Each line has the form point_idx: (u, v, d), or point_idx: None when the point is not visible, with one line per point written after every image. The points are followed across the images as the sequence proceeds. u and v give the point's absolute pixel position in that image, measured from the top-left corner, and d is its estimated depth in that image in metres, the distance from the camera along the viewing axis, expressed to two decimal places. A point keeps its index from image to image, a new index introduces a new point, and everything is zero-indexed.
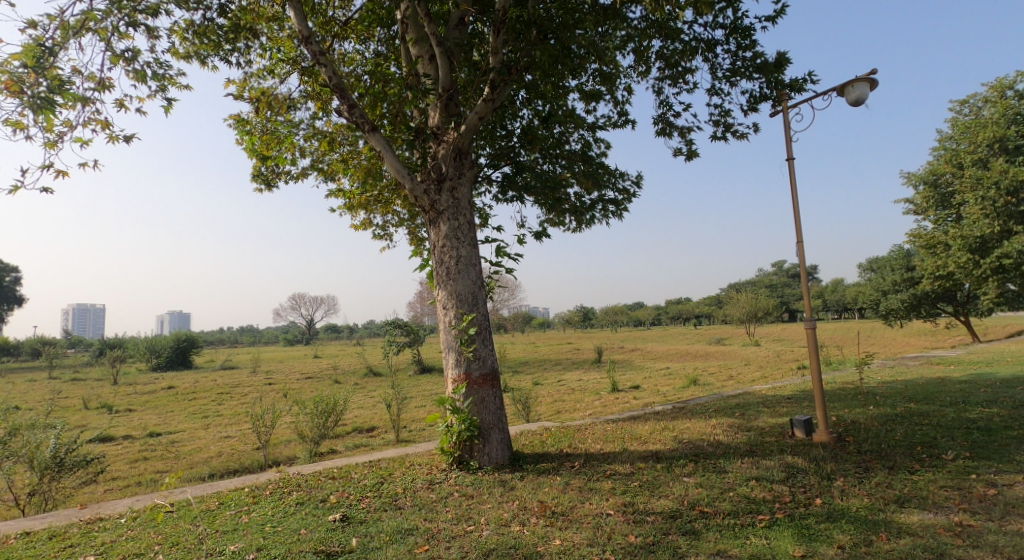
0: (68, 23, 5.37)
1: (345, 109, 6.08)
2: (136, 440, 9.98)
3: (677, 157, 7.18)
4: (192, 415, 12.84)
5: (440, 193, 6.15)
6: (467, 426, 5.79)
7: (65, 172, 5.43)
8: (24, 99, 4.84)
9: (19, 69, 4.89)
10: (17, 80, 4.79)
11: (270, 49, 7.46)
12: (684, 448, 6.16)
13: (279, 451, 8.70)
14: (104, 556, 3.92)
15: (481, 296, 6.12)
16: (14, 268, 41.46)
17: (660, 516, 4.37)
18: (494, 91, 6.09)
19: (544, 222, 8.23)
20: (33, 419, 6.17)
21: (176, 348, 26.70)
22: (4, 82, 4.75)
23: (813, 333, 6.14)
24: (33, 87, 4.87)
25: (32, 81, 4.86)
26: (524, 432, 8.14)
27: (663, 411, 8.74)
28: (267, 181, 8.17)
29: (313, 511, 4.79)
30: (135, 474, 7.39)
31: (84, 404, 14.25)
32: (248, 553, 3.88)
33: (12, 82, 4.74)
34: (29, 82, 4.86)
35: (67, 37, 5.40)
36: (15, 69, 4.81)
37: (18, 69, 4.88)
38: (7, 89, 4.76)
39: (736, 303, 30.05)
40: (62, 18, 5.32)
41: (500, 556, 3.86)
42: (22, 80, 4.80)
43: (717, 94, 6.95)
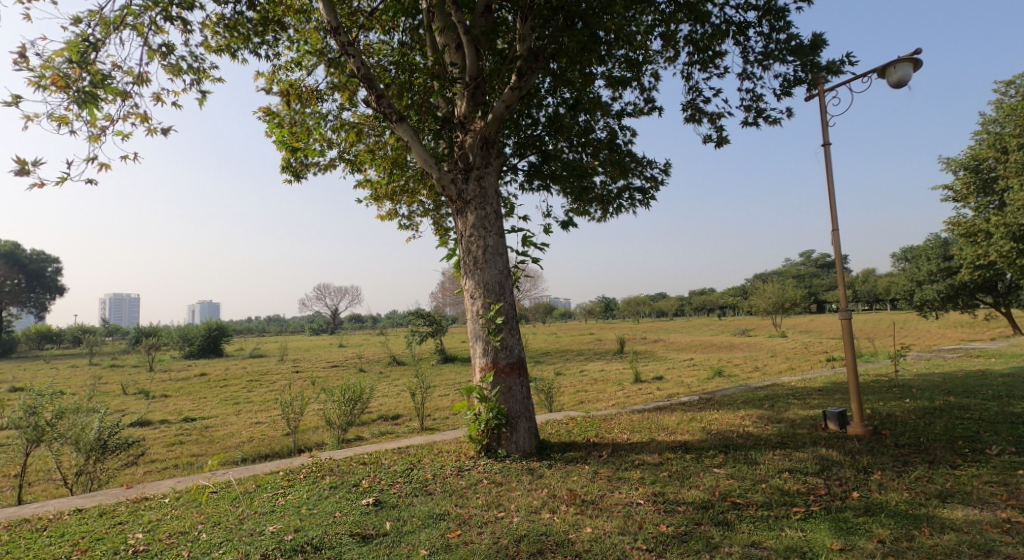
0: (108, 19, 5.48)
1: (372, 100, 6.08)
2: (172, 425, 10.31)
3: (707, 144, 7.01)
4: (224, 401, 13.18)
5: (467, 183, 6.14)
6: (495, 414, 5.83)
7: (107, 165, 5.56)
8: (69, 94, 4.95)
9: (64, 66, 5.01)
10: (62, 75, 4.91)
11: (298, 41, 7.53)
12: (713, 439, 6.08)
13: (308, 437, 8.89)
14: (151, 534, 4.04)
15: (509, 286, 6.10)
16: (54, 259, 42.97)
17: (691, 507, 4.33)
18: (521, 79, 6.04)
19: (569, 211, 8.17)
20: (76, 402, 6.38)
21: (207, 336, 27.29)
22: (51, 77, 4.87)
23: (848, 324, 5.97)
24: (77, 82, 4.99)
25: (77, 76, 4.98)
26: (550, 421, 8.16)
27: (689, 402, 8.66)
28: (296, 173, 8.27)
29: (346, 495, 4.88)
30: (172, 457, 7.64)
31: (122, 389, 14.76)
32: (286, 534, 3.97)
33: (58, 78, 4.85)
34: (73, 78, 4.97)
35: (107, 32, 5.51)
36: (60, 65, 4.93)
37: (63, 65, 5.00)
38: (53, 84, 4.87)
39: (762, 294, 29.44)
40: (102, 14, 5.42)
41: (531, 542, 3.89)
42: (66, 76, 4.91)
43: (749, 78, 6.75)
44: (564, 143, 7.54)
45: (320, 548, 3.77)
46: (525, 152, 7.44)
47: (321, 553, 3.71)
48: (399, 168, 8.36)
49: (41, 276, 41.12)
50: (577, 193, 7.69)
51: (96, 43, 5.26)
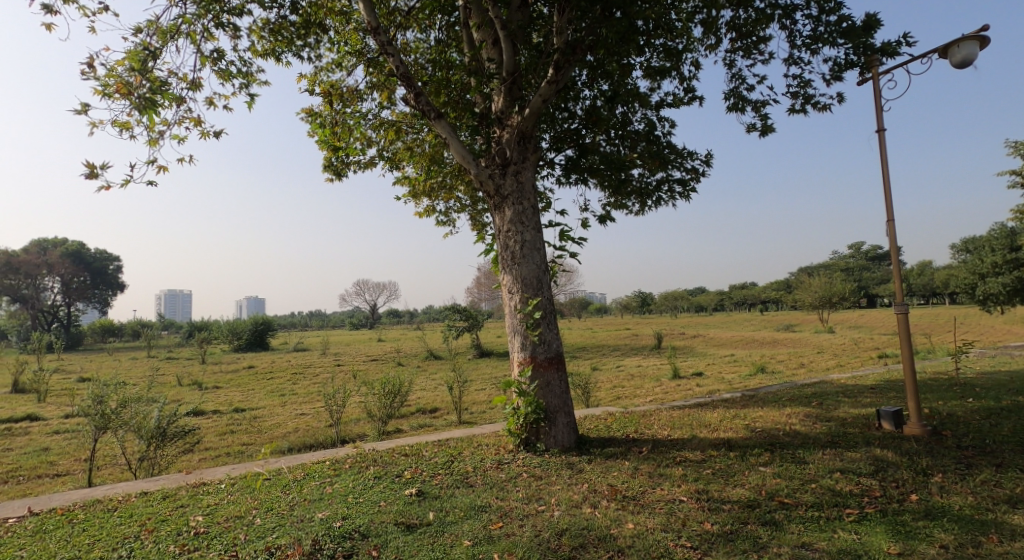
0: (164, 28, 5.70)
1: (411, 97, 6.15)
2: (224, 415, 10.72)
3: (751, 133, 6.79)
4: (270, 393, 13.64)
5: (504, 177, 6.15)
6: (534, 408, 5.83)
7: (164, 169, 5.80)
8: (132, 100, 5.19)
9: (126, 73, 5.25)
10: (125, 83, 5.14)
11: (338, 43, 7.68)
12: (758, 437, 5.93)
13: (350, 428, 9.10)
14: (210, 517, 4.22)
15: (547, 280, 6.09)
16: (116, 258, 45.24)
17: (737, 505, 4.24)
18: (558, 72, 5.98)
19: (607, 205, 8.07)
20: (138, 392, 6.71)
21: (254, 330, 28.27)
22: (115, 85, 5.11)
23: (905, 318, 5.69)
24: (138, 89, 5.22)
25: (138, 83, 5.21)
26: (588, 416, 8.10)
27: (732, 399, 8.47)
28: (338, 171, 8.45)
29: (390, 485, 4.98)
30: (225, 445, 7.96)
31: (177, 380, 15.44)
32: (334, 520, 4.07)
33: (121, 85, 5.09)
34: (134, 85, 5.20)
35: (163, 40, 5.73)
36: (122, 73, 5.16)
37: (125, 73, 5.25)
38: (117, 91, 5.12)
39: (809, 288, 28.46)
40: (158, 23, 5.65)
41: (573, 535, 3.89)
42: (128, 83, 5.15)
43: (796, 63, 6.50)
44: (601, 136, 7.44)
45: (367, 535, 3.86)
46: (562, 146, 7.40)
47: (368, 541, 3.79)
48: (437, 165, 8.44)
49: (104, 273, 43.30)
50: (615, 186, 7.59)
51: (155, 51, 5.49)
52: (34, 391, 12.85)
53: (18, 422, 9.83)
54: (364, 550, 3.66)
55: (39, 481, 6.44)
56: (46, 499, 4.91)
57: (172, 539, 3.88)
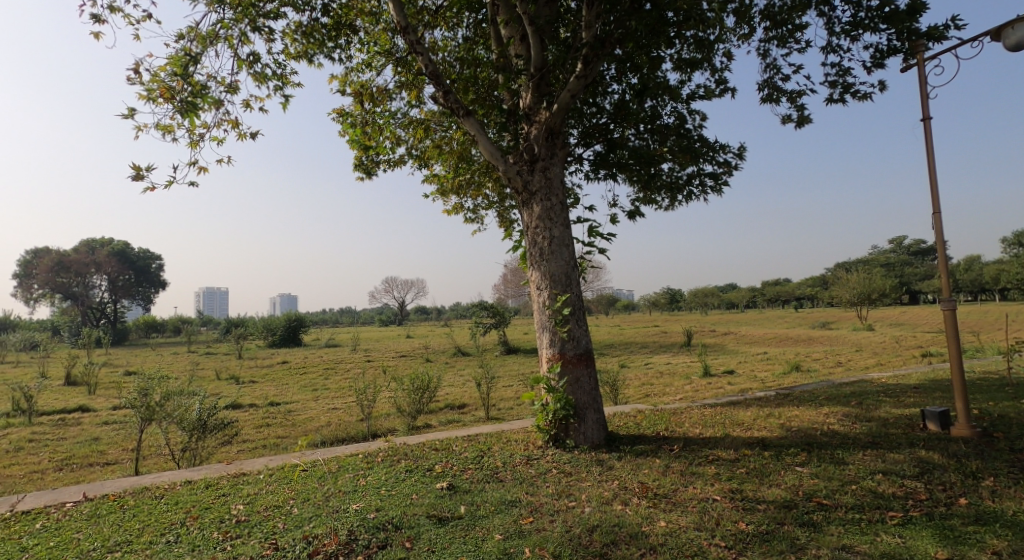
0: (203, 34, 5.86)
1: (440, 95, 6.18)
2: (260, 408, 11.00)
3: (786, 124, 6.58)
4: (304, 387, 13.94)
5: (532, 174, 6.14)
6: (563, 405, 5.81)
7: (204, 170, 5.98)
8: (174, 104, 5.36)
9: (169, 78, 5.42)
10: (168, 87, 5.31)
11: (368, 43, 7.77)
12: (794, 436, 5.80)
13: (381, 423, 9.23)
14: (251, 506, 4.34)
15: (575, 277, 6.06)
16: (158, 256, 46.82)
17: (773, 505, 4.16)
18: (586, 66, 5.91)
19: (636, 200, 7.97)
20: (180, 385, 6.94)
21: (288, 326, 28.90)
22: (158, 90, 5.28)
23: (952, 315, 5.48)
24: (181, 93, 5.38)
25: (180, 87, 5.37)
26: (617, 414, 8.05)
27: (766, 398, 8.29)
28: (368, 170, 8.56)
29: (422, 478, 5.05)
30: (261, 438, 8.17)
31: (216, 375, 15.93)
32: (368, 512, 4.14)
33: (165, 89, 5.26)
34: (177, 89, 5.37)
35: (203, 46, 5.89)
36: (165, 78, 5.34)
37: (168, 78, 5.41)
38: (160, 95, 5.28)
39: (846, 284, 27.65)
40: (198, 29, 5.80)
41: (604, 532, 3.87)
42: (171, 87, 5.31)
43: (835, 51, 6.31)
44: (630, 130, 7.35)
45: (400, 527, 3.92)
46: (590, 141, 7.34)
47: (401, 533, 3.84)
48: (465, 162, 8.48)
49: (147, 271, 44.73)
50: (644, 181, 7.49)
51: (195, 56, 5.65)
52: (84, 384, 13.42)
53: (69, 413, 10.28)
54: (397, 541, 3.71)
55: (90, 469, 6.72)
56: (98, 486, 5.12)
57: (216, 526, 4.00)
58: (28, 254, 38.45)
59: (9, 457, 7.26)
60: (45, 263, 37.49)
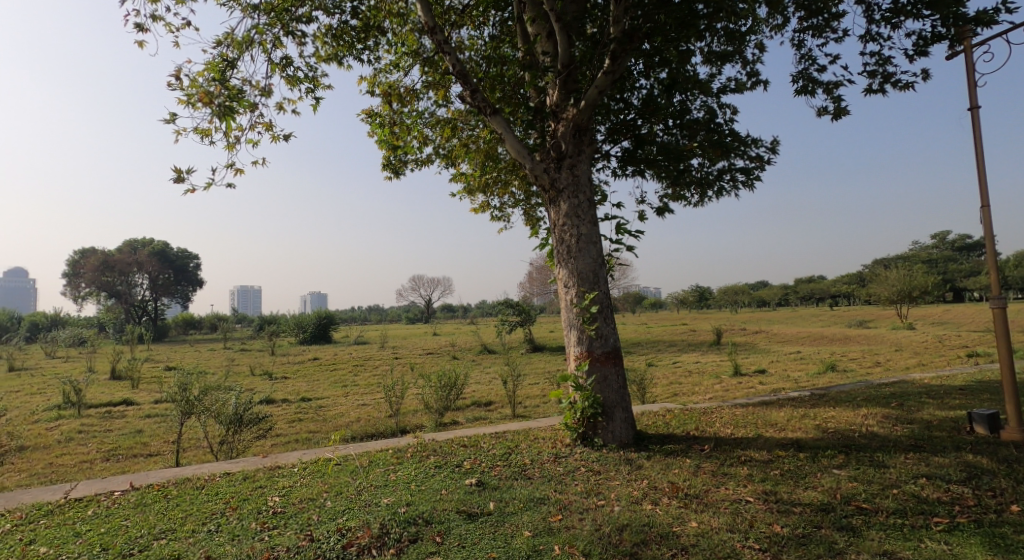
0: (239, 40, 5.99)
1: (467, 94, 6.20)
2: (292, 404, 11.24)
3: (822, 116, 6.39)
4: (334, 383, 14.18)
5: (559, 172, 6.11)
6: (591, 403, 5.78)
7: (240, 171, 6.12)
8: (213, 108, 5.51)
9: (207, 83, 5.56)
10: (206, 92, 5.45)
11: (395, 44, 7.83)
12: (831, 438, 5.66)
13: (409, 419, 9.33)
14: (286, 498, 4.44)
15: (603, 274, 6.01)
16: (196, 256, 48.18)
17: (809, 508, 4.06)
18: (614, 62, 5.85)
19: (665, 196, 7.86)
20: (217, 381, 7.12)
21: (318, 323, 29.41)
22: (197, 95, 5.43)
23: (1001, 314, 5.27)
24: (218, 97, 5.52)
25: (217, 92, 5.51)
26: (645, 413, 7.97)
27: (800, 398, 8.11)
28: (396, 169, 8.64)
29: (451, 474, 5.08)
30: (294, 432, 8.35)
31: (250, 370, 16.32)
32: (399, 506, 4.19)
33: (203, 94, 5.40)
34: (215, 93, 5.51)
35: (239, 52, 6.03)
36: (203, 83, 5.48)
37: (206, 83, 5.56)
38: (199, 100, 5.43)
39: (884, 281, 26.81)
40: (234, 35, 5.95)
41: (634, 531, 3.84)
42: (209, 92, 5.45)
43: (875, 39, 6.11)
44: (658, 125, 7.25)
45: (431, 521, 3.95)
46: (617, 138, 7.28)
47: (432, 527, 3.87)
48: (492, 161, 8.49)
49: (185, 270, 45.88)
50: (673, 177, 7.38)
51: (231, 61, 5.79)
52: (127, 378, 13.91)
53: (115, 406, 10.68)
54: (427, 536, 3.75)
55: (135, 460, 6.97)
56: (143, 476, 5.30)
57: (254, 517, 4.10)
58: (75, 254, 39.99)
59: (60, 447, 7.58)
60: (90, 262, 38.81)
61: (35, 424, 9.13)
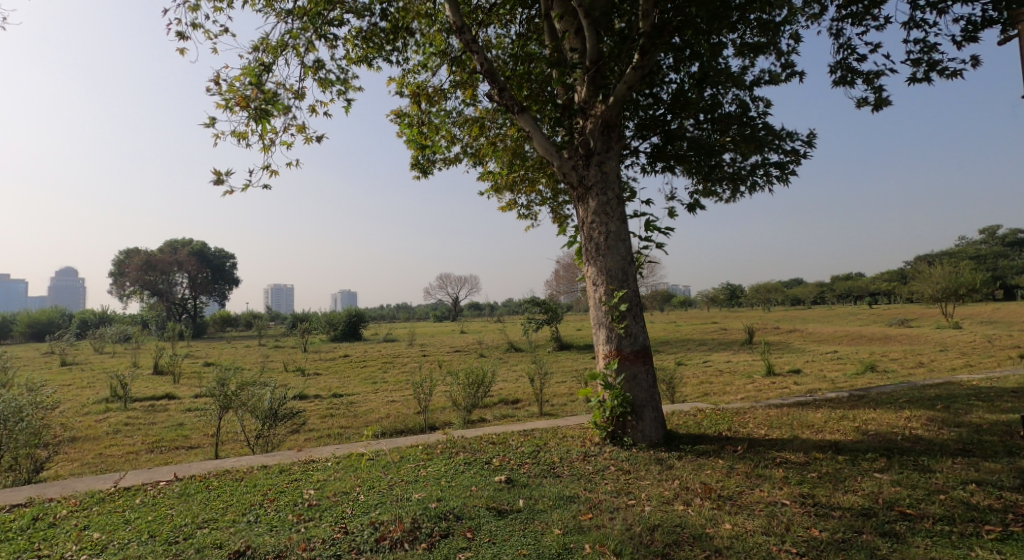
0: (273, 44, 6.12)
1: (495, 93, 6.20)
2: (324, 399, 11.45)
3: (862, 107, 6.16)
4: (364, 380, 14.39)
5: (588, 169, 6.05)
6: (620, 402, 5.72)
7: (275, 172, 6.26)
8: (249, 112, 5.63)
9: (244, 87, 5.69)
10: (243, 96, 5.58)
11: (423, 45, 7.89)
12: (871, 441, 5.49)
13: (437, 416, 9.40)
14: (321, 491, 4.52)
15: (632, 272, 5.94)
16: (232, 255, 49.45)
17: (849, 513, 3.95)
18: (643, 57, 5.77)
19: (696, 192, 7.72)
20: (253, 376, 7.29)
21: (348, 321, 29.88)
22: (235, 99, 5.57)
23: None
24: (254, 101, 5.65)
25: (254, 95, 5.64)
26: (676, 412, 7.86)
27: (837, 399, 7.89)
28: (424, 169, 8.70)
29: (481, 471, 5.10)
30: (326, 427, 8.50)
31: (284, 366, 16.69)
32: (430, 501, 4.22)
33: (241, 98, 5.54)
34: (251, 97, 5.64)
35: (273, 56, 6.15)
36: (240, 87, 5.61)
37: (243, 87, 5.69)
38: (236, 104, 5.57)
39: (928, 279, 25.83)
40: (268, 41, 6.07)
41: (665, 532, 3.79)
42: (246, 96, 5.58)
43: (919, 26, 5.87)
44: (689, 120, 7.12)
45: (461, 517, 3.97)
46: (646, 134, 7.19)
47: (463, 523, 3.89)
48: (520, 159, 8.46)
49: (222, 269, 47.09)
50: (704, 173, 7.25)
51: (266, 65, 5.91)
52: (169, 374, 14.40)
53: (158, 400, 11.06)
54: (459, 531, 3.77)
55: (176, 452, 7.20)
56: (186, 467, 5.47)
57: (290, 509, 4.19)
58: (119, 254, 41.49)
59: (108, 439, 7.89)
60: (134, 262, 40.16)
61: (85, 417, 9.52)
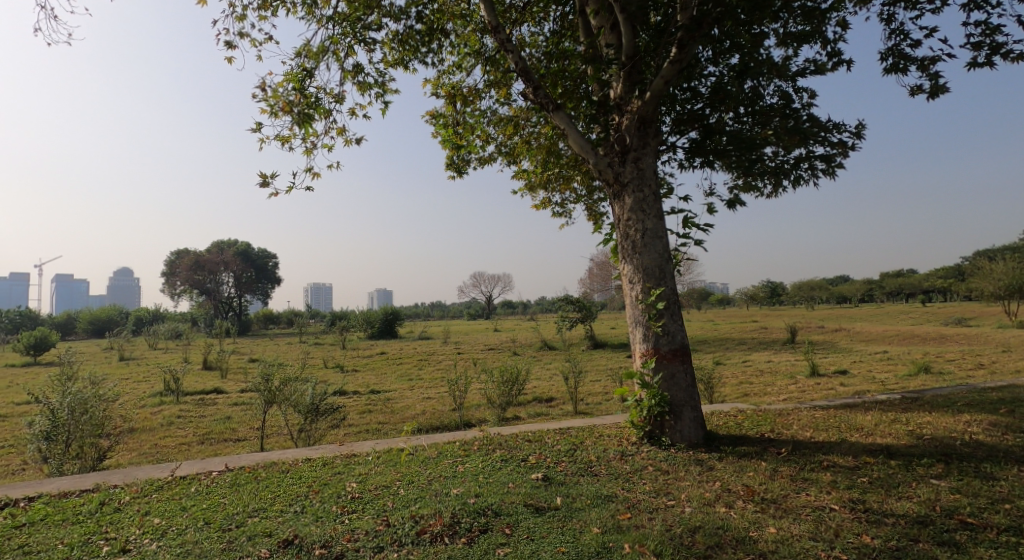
0: (314, 50, 6.24)
1: (530, 91, 6.18)
2: (362, 396, 11.65)
3: (916, 95, 5.89)
4: (400, 377, 14.58)
5: (624, 165, 5.97)
6: (658, 401, 5.63)
7: (317, 174, 6.40)
8: (293, 116, 5.77)
9: (288, 92, 5.83)
10: (287, 101, 5.73)
11: (458, 46, 7.93)
12: (927, 445, 5.24)
13: (472, 413, 9.45)
14: (362, 484, 4.59)
15: (670, 270, 5.83)
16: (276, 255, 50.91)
17: (904, 519, 3.78)
18: (681, 50, 5.66)
19: (736, 187, 7.52)
20: (295, 372, 7.47)
21: (385, 319, 30.31)
22: (279, 104, 5.72)
23: None
24: (298, 105, 5.79)
25: (297, 100, 5.77)
26: (716, 412, 7.70)
27: (889, 401, 7.57)
28: (459, 169, 8.75)
29: (517, 468, 5.10)
30: (365, 423, 8.64)
31: (324, 363, 17.09)
32: (468, 497, 4.24)
33: (285, 103, 5.69)
34: (295, 102, 5.78)
35: (314, 61, 6.28)
36: (284, 93, 5.76)
37: (287, 92, 5.83)
38: (281, 109, 5.72)
39: (988, 275, 24.58)
40: (309, 46, 6.21)
41: (707, 534, 3.70)
42: (290, 101, 5.73)
43: (980, 7, 5.57)
44: (728, 114, 6.94)
45: (499, 513, 3.97)
46: (684, 129, 7.04)
47: (501, 519, 3.89)
48: (554, 157, 8.41)
49: (267, 268, 48.53)
50: (744, 168, 7.05)
51: (309, 71, 6.04)
52: (216, 369, 14.92)
53: (207, 394, 11.48)
54: (498, 527, 3.77)
55: (225, 444, 7.46)
56: (236, 458, 5.64)
57: (334, 500, 4.27)
58: (170, 255, 43.26)
59: (162, 430, 8.22)
60: (184, 262, 42.03)
61: (141, 409, 9.96)
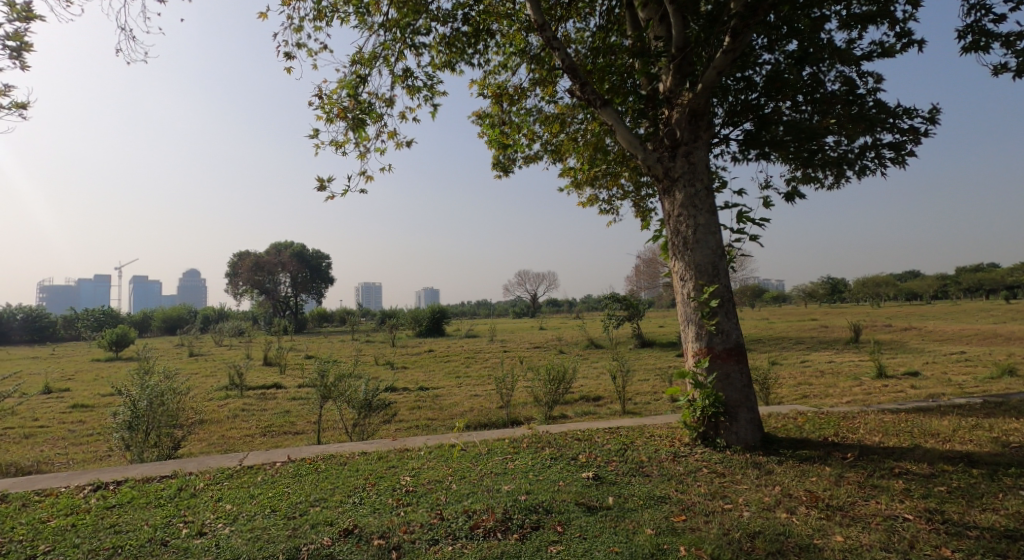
0: (365, 56, 6.36)
1: (577, 88, 6.07)
2: (411, 392, 11.83)
3: (1000, 74, 5.46)
4: (447, 374, 14.71)
5: (674, 160, 5.79)
6: (712, 402, 5.44)
7: (370, 176, 6.53)
8: (348, 121, 5.90)
9: (343, 98, 5.96)
10: (342, 107, 5.86)
11: (504, 45, 7.90)
12: (1012, 454, 4.85)
13: (520, 411, 9.43)
14: (416, 478, 4.64)
15: (723, 266, 5.62)
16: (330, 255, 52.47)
17: (988, 533, 3.51)
18: (734, 39, 5.43)
19: (794, 179, 7.19)
20: (348, 368, 7.63)
21: (431, 317, 30.63)
22: (335, 111, 5.86)
23: None
24: (352, 111, 5.91)
25: (351, 106, 5.89)
26: (774, 414, 7.37)
27: (968, 405, 7.05)
28: (505, 168, 8.74)
29: (567, 466, 5.03)
30: (414, 419, 8.75)
31: (375, 359, 17.47)
32: (519, 494, 4.21)
33: (340, 109, 5.82)
34: (349, 107, 5.90)
35: (367, 66, 6.39)
36: (339, 99, 5.89)
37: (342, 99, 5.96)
38: (336, 115, 5.86)
39: None
40: (361, 53, 6.33)
41: (768, 540, 3.53)
42: (345, 107, 5.86)
43: None
44: (785, 103, 6.64)
45: (551, 511, 3.92)
46: (738, 120, 6.78)
47: (553, 517, 3.84)
48: (601, 153, 8.27)
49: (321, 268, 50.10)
50: (803, 159, 6.72)
51: (362, 77, 6.16)
52: (276, 365, 15.49)
53: (268, 388, 11.93)
54: (549, 525, 3.72)
55: (284, 436, 7.72)
56: (297, 450, 5.81)
57: (390, 493, 4.32)
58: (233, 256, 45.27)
59: (227, 422, 8.57)
60: (246, 263, 43.83)
61: (209, 402, 10.44)
